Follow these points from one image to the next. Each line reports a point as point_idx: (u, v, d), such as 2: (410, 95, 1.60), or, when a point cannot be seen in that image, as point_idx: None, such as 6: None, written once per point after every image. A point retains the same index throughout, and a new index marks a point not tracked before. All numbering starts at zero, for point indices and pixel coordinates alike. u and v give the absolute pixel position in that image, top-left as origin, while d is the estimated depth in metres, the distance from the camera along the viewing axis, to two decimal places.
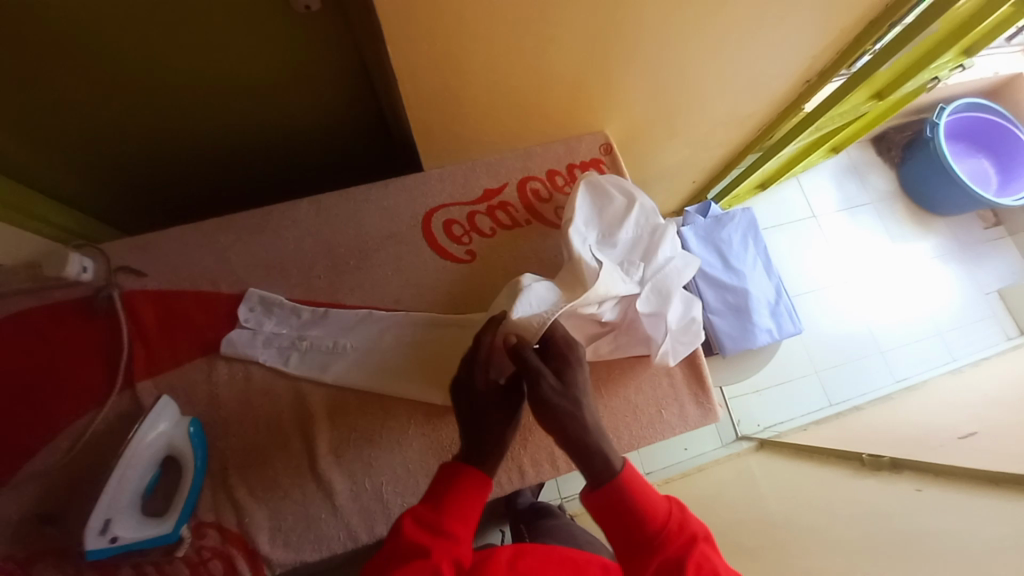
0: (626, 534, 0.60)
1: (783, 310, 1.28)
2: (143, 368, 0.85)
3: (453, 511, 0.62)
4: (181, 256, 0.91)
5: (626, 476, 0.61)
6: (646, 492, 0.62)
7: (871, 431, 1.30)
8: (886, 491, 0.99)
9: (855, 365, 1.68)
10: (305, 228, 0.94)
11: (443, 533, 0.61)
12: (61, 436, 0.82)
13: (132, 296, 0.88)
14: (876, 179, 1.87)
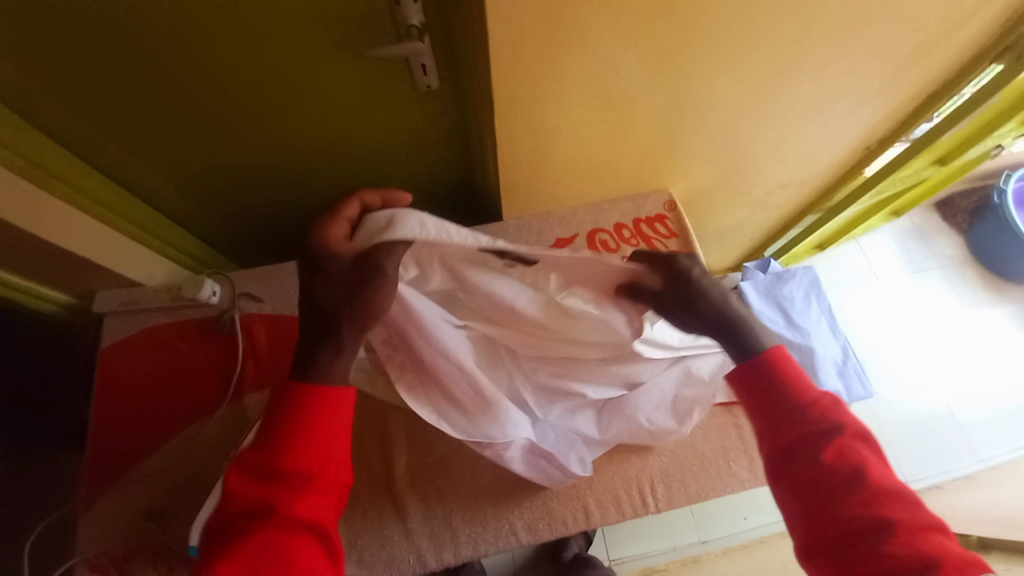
0: (765, 409, 0.66)
1: (852, 367, 1.22)
2: (252, 382, 0.97)
3: (286, 452, 0.63)
4: (292, 285, 1.05)
5: (776, 357, 0.67)
6: (802, 378, 0.65)
7: (955, 511, 1.20)
8: None
9: (933, 438, 1.55)
10: None
11: (281, 480, 0.63)
12: (179, 438, 0.94)
13: (249, 318, 1.02)
14: (943, 244, 1.82)
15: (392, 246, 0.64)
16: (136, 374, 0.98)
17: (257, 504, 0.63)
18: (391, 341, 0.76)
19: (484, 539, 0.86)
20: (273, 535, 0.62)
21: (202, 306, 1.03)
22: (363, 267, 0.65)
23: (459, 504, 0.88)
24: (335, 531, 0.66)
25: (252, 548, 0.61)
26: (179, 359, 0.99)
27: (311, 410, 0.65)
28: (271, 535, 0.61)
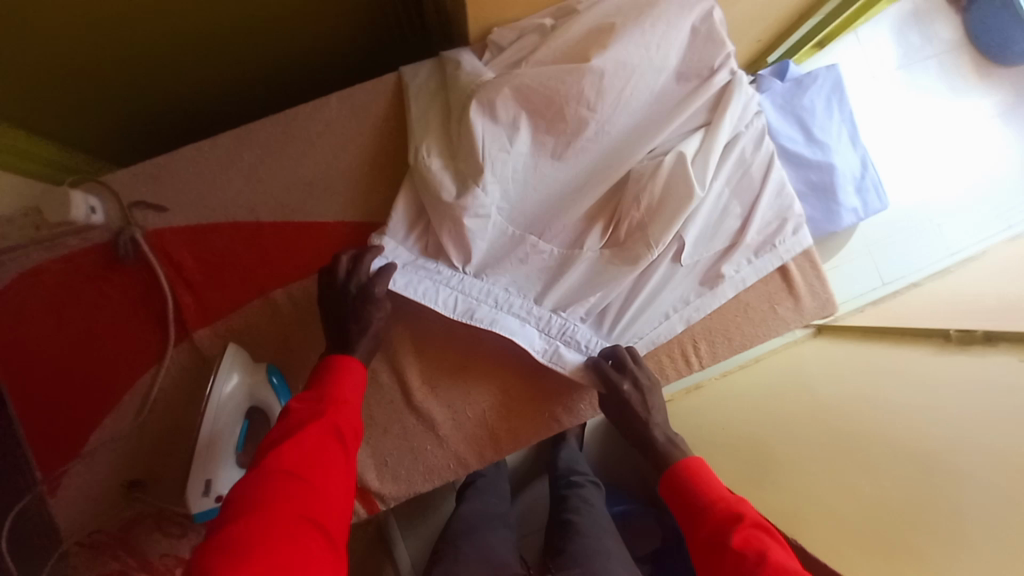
0: (689, 515, 0.62)
1: (871, 186, 1.14)
2: (195, 315, 0.74)
3: (330, 387, 0.63)
4: (202, 180, 0.75)
5: (688, 462, 0.67)
6: (711, 483, 0.64)
7: (932, 309, 1.17)
8: (978, 366, 0.88)
9: (913, 240, 1.38)
10: (341, 131, 0.77)
11: (330, 401, 0.61)
12: (128, 395, 0.74)
13: (158, 235, 0.74)
14: (945, 24, 1.41)
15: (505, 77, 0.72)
16: (32, 334, 0.74)
17: (304, 416, 0.59)
18: (475, 153, 0.72)
19: (526, 431, 0.79)
20: (287, 426, 0.58)
21: (83, 231, 0.74)
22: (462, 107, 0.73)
23: (490, 404, 0.79)
24: (344, 428, 0.60)
25: (276, 438, 0.57)
26: (84, 305, 0.74)
27: (335, 380, 0.64)
28: (310, 427, 0.57)
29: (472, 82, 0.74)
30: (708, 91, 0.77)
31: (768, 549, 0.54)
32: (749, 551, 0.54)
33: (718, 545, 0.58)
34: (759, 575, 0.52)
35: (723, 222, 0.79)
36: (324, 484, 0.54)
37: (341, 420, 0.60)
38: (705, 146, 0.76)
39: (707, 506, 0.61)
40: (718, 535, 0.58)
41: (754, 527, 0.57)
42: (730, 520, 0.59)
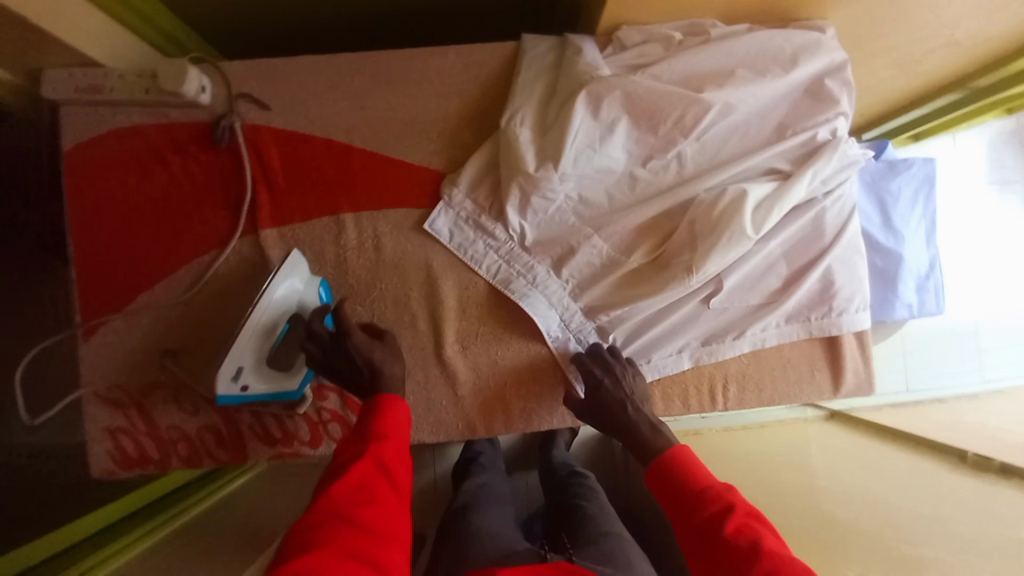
0: (680, 506, 0.60)
1: (930, 288, 1.13)
2: (267, 215, 0.77)
3: (373, 422, 0.66)
4: (310, 90, 0.77)
5: (677, 452, 0.65)
6: (703, 471, 0.62)
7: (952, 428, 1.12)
8: (988, 493, 0.85)
9: (948, 356, 1.36)
10: (450, 83, 0.79)
11: (374, 437, 0.64)
12: (184, 271, 0.77)
13: (255, 130, 0.76)
14: None
15: (619, 76, 0.73)
16: (109, 188, 0.77)
17: (352, 456, 0.62)
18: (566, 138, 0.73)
19: (538, 416, 0.81)
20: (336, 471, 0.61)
21: (186, 106, 0.76)
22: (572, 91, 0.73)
23: (513, 380, 0.80)
24: (388, 461, 0.62)
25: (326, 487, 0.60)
26: (166, 176, 0.77)
27: (378, 413, 0.67)
28: (359, 467, 0.60)
29: (589, 72, 0.73)
30: (798, 142, 0.79)
31: (761, 535, 0.53)
32: (742, 538, 0.52)
33: (710, 532, 0.55)
34: (753, 560, 0.50)
35: (766, 278, 0.78)
36: (378, 524, 0.57)
37: (384, 456, 0.63)
38: (775, 193, 0.75)
39: (700, 496, 0.59)
40: (711, 523, 0.56)
41: (748, 515, 0.55)
42: (722, 506, 0.57)
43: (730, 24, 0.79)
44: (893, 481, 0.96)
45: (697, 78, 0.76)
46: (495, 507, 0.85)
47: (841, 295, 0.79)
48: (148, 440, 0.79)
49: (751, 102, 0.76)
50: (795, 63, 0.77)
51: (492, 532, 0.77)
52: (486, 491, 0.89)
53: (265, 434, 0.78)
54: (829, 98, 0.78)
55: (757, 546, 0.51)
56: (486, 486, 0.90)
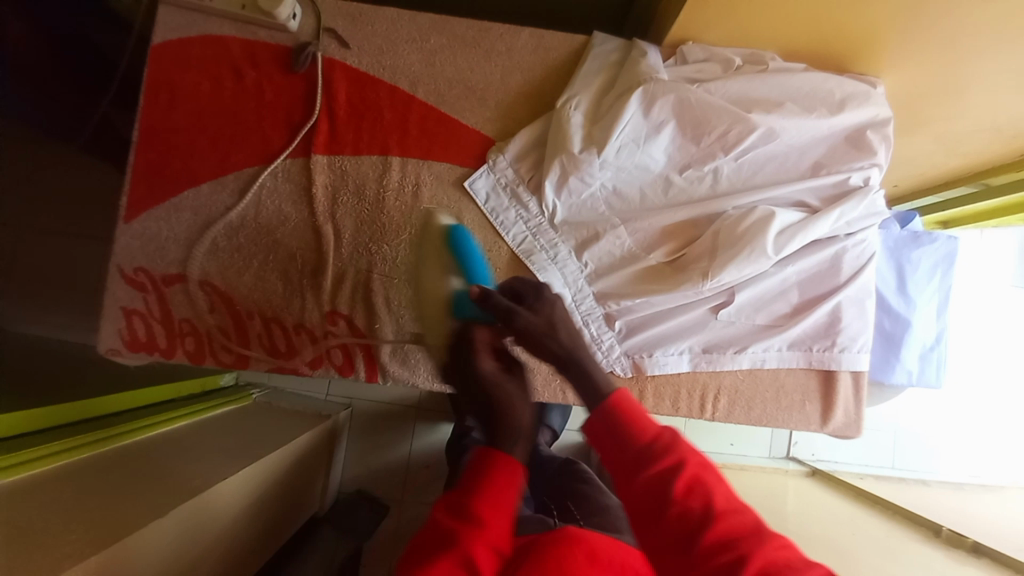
0: (626, 463, 0.54)
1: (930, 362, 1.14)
2: (322, 142, 0.81)
3: (483, 496, 0.55)
4: (388, 39, 0.83)
5: (620, 404, 0.57)
6: (645, 421, 0.55)
7: (927, 505, 1.14)
8: (957, 567, 0.85)
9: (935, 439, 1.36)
10: (518, 61, 0.84)
11: (471, 522, 0.53)
12: (229, 175, 0.80)
13: (329, 63, 0.82)
14: None
15: (675, 83, 0.77)
16: (185, 86, 0.81)
17: (465, 553, 0.51)
18: (615, 128, 0.76)
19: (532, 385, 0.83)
20: (424, 560, 0.51)
21: (274, 29, 0.81)
22: (630, 86, 0.77)
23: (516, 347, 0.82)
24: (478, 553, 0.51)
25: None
26: (239, 87, 0.81)
27: (486, 492, 0.55)
28: (444, 563, 0.50)
29: (648, 74, 0.77)
30: (830, 182, 0.82)
31: (711, 490, 0.49)
32: (697, 502, 0.48)
33: (657, 493, 0.50)
34: (704, 526, 0.47)
35: (775, 302, 0.81)
36: None
37: (484, 547, 0.52)
38: (802, 222, 0.78)
39: (646, 451, 0.53)
40: (658, 485, 0.50)
41: (697, 466, 0.51)
42: (670, 462, 0.51)
43: (787, 61, 0.83)
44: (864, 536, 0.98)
45: (748, 102, 0.80)
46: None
47: (845, 331, 0.80)
48: (160, 327, 0.77)
49: (793, 134, 0.80)
50: (841, 108, 0.80)
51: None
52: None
53: (271, 346, 0.79)
54: (868, 148, 0.82)
55: (709, 507, 0.48)
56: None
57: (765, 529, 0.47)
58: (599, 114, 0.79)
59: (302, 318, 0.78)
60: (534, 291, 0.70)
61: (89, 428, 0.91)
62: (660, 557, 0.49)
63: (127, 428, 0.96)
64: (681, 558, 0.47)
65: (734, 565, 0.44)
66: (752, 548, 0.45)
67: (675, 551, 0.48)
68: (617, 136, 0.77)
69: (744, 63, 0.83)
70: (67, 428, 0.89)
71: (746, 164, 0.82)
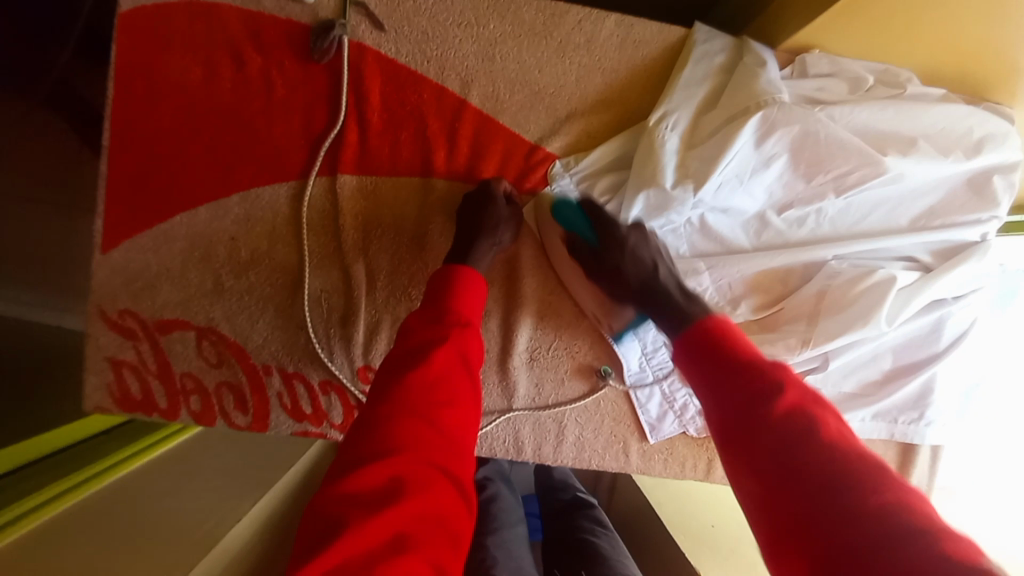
0: (721, 380, 0.47)
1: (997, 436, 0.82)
2: (350, 156, 0.64)
3: (459, 302, 0.56)
4: (436, 22, 0.64)
5: (720, 329, 0.51)
6: (749, 345, 0.49)
7: None
8: None
9: None
10: (600, 60, 0.67)
11: (457, 322, 0.54)
12: (234, 195, 0.64)
13: (359, 51, 0.63)
14: None
15: (793, 109, 0.62)
16: (168, 73, 0.62)
17: (433, 356, 0.50)
18: (719, 163, 0.62)
19: (592, 447, 0.73)
20: (400, 360, 0.51)
21: None
22: (744, 112, 0.61)
23: (576, 407, 0.72)
24: (453, 348, 0.52)
25: (401, 388, 0.48)
26: (241, 78, 0.62)
27: (461, 295, 0.57)
28: (418, 371, 0.49)
29: (769, 95, 0.61)
30: (944, 236, 0.71)
31: (821, 420, 0.41)
32: (802, 421, 0.41)
33: (754, 408, 0.43)
34: (814, 449, 0.39)
35: (865, 368, 0.73)
36: (454, 426, 0.48)
37: (467, 346, 0.53)
38: (916, 284, 0.68)
39: (745, 370, 0.46)
40: (757, 404, 0.43)
41: (807, 398, 0.43)
42: (775, 384, 0.44)
43: (925, 84, 0.68)
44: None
45: (874, 135, 0.66)
46: (510, 526, 0.96)
47: (936, 405, 0.73)
48: (157, 384, 0.65)
49: (920, 177, 0.67)
50: (978, 151, 0.67)
51: (512, 555, 0.89)
52: (500, 504, 1.02)
53: (294, 406, 0.66)
54: (993, 198, 0.70)
55: (818, 434, 0.40)
56: (498, 501, 1.03)
57: (888, 471, 0.38)
58: (697, 142, 0.64)
59: (327, 375, 0.66)
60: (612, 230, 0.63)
61: (72, 463, 0.77)
62: (750, 473, 0.42)
63: (118, 459, 0.80)
64: (771, 471, 0.40)
65: (856, 498, 0.36)
66: (877, 486, 0.36)
67: (764, 463, 0.41)
68: (722, 171, 0.62)
69: (875, 83, 0.68)
70: (57, 462, 0.76)
71: (860, 209, 0.69)
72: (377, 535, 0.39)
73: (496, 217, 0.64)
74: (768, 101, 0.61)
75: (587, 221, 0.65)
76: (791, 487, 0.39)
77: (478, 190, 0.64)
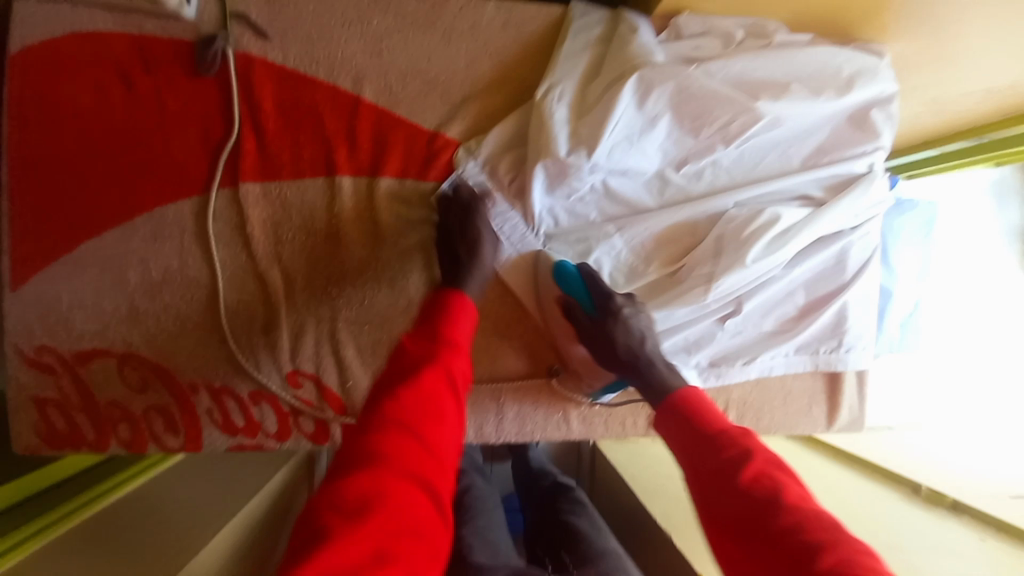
0: (694, 451, 0.52)
1: None
2: (252, 165, 0.65)
3: (447, 324, 0.57)
4: (319, 26, 0.66)
5: (692, 398, 0.57)
6: (717, 414, 0.54)
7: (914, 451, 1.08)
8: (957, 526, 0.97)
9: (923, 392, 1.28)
10: (485, 44, 0.69)
11: (445, 342, 0.55)
12: (138, 218, 0.64)
13: (246, 61, 0.64)
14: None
15: (665, 69, 0.65)
16: (56, 105, 0.62)
17: (423, 377, 0.51)
18: (605, 128, 0.65)
19: (532, 421, 0.75)
20: (390, 378, 0.51)
21: (164, 18, 0.63)
22: (621, 78, 0.65)
23: (511, 383, 0.74)
24: (446, 368, 0.53)
25: (388, 406, 0.49)
26: (131, 102, 0.63)
27: (449, 322, 0.57)
28: (407, 391, 0.50)
29: (642, 58, 0.65)
30: (833, 171, 0.75)
31: (784, 487, 0.45)
32: (763, 484, 0.46)
33: (720, 475, 0.48)
34: (775, 512, 0.43)
35: (782, 305, 0.77)
36: (437, 441, 0.49)
37: (455, 366, 0.54)
38: (808, 218, 0.72)
39: (712, 437, 0.52)
40: (721, 470, 0.49)
41: (772, 463, 0.48)
42: (740, 451, 0.49)
43: (792, 33, 0.73)
44: (848, 501, 0.90)
45: (751, 84, 0.70)
46: (486, 515, 0.96)
47: (850, 332, 0.78)
48: (83, 416, 0.65)
49: (800, 119, 0.71)
50: (849, 88, 0.72)
51: (489, 542, 0.88)
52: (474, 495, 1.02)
53: (226, 421, 0.67)
54: (874, 130, 0.74)
55: (779, 498, 0.44)
56: (472, 492, 1.02)
57: (851, 536, 0.41)
58: (584, 111, 0.67)
59: (254, 384, 0.67)
60: (603, 300, 0.65)
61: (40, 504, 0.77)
62: (725, 535, 0.46)
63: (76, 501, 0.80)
64: (741, 536, 0.44)
65: (810, 555, 0.39)
66: (831, 543, 0.39)
67: (733, 528, 0.45)
68: (610, 134, 0.65)
69: (745, 36, 0.72)
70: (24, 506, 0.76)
71: (752, 156, 0.73)
72: (357, 548, 0.38)
73: (478, 238, 0.65)
74: (641, 65, 0.64)
75: (582, 285, 0.67)
76: (759, 549, 0.43)
77: (451, 196, 0.67)
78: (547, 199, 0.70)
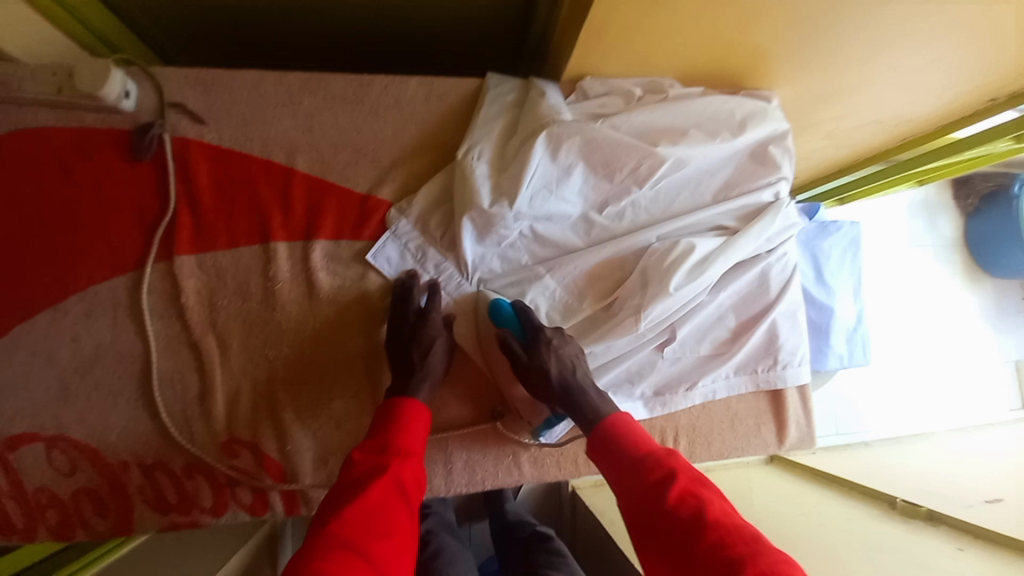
0: (630, 479, 0.57)
1: None
2: (187, 238, 0.68)
3: (397, 431, 0.59)
4: (252, 108, 0.71)
5: (622, 424, 0.62)
6: (645, 439, 0.60)
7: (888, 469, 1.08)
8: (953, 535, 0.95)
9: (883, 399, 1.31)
10: (409, 113, 0.76)
11: (396, 450, 0.57)
12: (70, 298, 0.65)
13: (182, 144, 0.69)
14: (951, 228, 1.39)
15: (572, 125, 0.72)
16: None
17: (372, 490, 0.52)
18: (522, 179, 0.70)
19: (482, 468, 0.76)
20: (340, 493, 0.52)
21: (103, 110, 0.67)
22: (533, 135, 0.71)
23: (458, 432, 0.74)
24: (395, 476, 0.54)
25: (336, 525, 0.49)
26: (68, 187, 0.66)
27: (401, 427, 0.60)
28: (356, 507, 0.50)
29: (550, 117, 0.72)
30: (743, 202, 0.82)
31: (706, 502, 0.52)
32: (689, 503, 0.51)
33: (653, 500, 0.53)
34: (700, 531, 0.49)
35: (714, 329, 0.80)
36: (388, 562, 0.48)
37: (405, 473, 0.56)
38: (722, 246, 0.77)
39: (642, 463, 0.57)
40: (655, 495, 0.54)
41: (694, 480, 0.54)
42: (667, 474, 0.55)
43: (686, 86, 0.82)
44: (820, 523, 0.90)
45: (654, 132, 0.77)
46: None
47: (783, 350, 0.81)
48: (9, 505, 0.62)
49: (703, 159, 0.78)
50: (743, 129, 0.80)
51: None
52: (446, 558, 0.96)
53: (158, 498, 0.65)
54: (773, 164, 0.82)
55: (703, 515, 0.50)
56: (443, 554, 0.96)
57: (757, 536, 0.48)
58: (504, 166, 0.73)
59: (189, 457, 0.66)
60: (535, 332, 0.67)
61: None
62: (664, 560, 0.50)
63: None
64: (678, 561, 0.49)
65: (734, 568, 0.45)
66: (750, 552, 0.46)
67: (672, 553, 0.50)
68: (528, 185, 0.71)
69: (644, 92, 0.80)
70: None
71: (666, 194, 0.79)
72: None
73: (429, 342, 0.67)
74: (549, 123, 0.71)
75: (515, 318, 0.69)
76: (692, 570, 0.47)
77: (402, 286, 0.70)
78: (479, 248, 0.74)
